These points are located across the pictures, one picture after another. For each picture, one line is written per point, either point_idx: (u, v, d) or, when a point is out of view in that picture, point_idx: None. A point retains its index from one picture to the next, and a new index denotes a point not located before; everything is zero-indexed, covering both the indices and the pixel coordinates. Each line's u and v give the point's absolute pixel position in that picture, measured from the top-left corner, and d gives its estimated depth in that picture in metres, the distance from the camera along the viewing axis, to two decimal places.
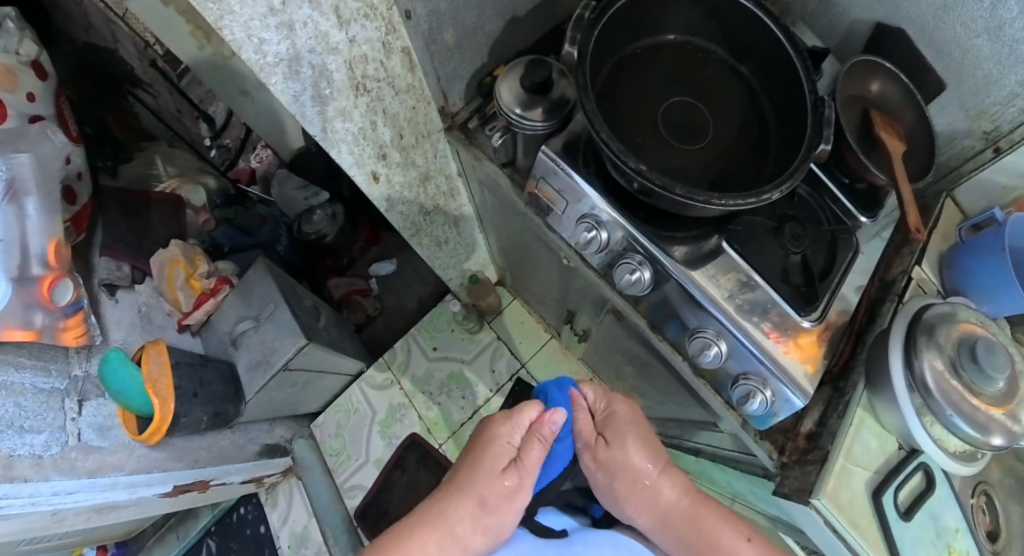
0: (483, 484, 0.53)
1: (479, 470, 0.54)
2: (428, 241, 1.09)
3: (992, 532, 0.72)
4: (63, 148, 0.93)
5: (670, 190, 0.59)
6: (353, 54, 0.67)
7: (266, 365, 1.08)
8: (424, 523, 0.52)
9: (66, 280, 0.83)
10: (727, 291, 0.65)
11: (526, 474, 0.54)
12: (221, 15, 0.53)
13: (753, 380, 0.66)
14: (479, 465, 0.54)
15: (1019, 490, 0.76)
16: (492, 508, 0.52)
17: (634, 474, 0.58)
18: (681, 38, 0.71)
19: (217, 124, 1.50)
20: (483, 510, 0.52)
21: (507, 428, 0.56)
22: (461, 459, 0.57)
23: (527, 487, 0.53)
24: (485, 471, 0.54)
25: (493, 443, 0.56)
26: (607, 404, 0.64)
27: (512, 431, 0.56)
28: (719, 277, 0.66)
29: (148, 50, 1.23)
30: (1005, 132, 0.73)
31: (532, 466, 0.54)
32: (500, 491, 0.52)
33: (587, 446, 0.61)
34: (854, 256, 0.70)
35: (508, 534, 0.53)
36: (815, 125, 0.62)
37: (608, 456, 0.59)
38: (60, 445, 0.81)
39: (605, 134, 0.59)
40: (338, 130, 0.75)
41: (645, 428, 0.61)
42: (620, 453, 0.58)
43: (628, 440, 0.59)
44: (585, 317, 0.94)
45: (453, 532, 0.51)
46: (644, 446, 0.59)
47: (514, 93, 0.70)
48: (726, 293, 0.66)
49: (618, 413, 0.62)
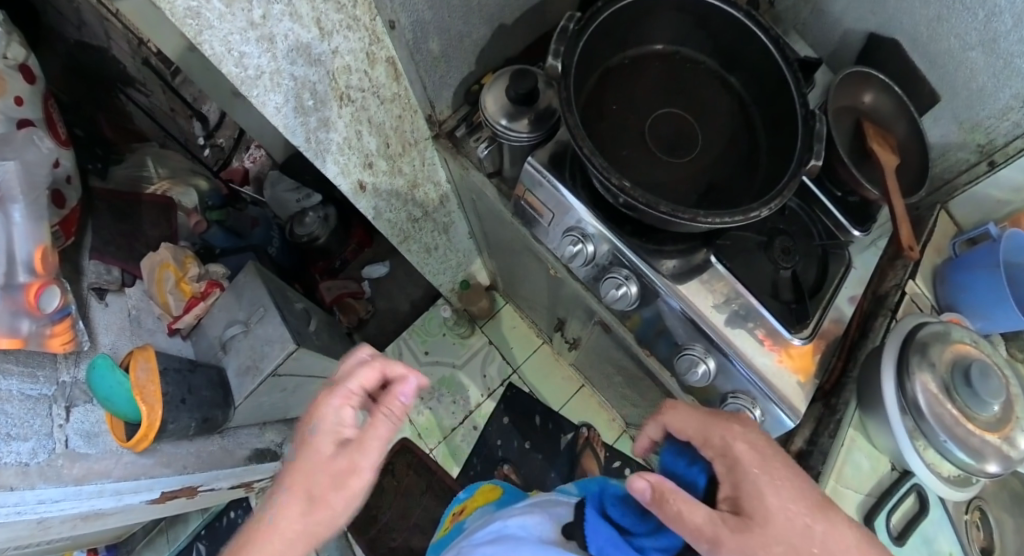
0: (312, 475, 0.51)
1: (309, 458, 0.51)
2: (418, 247, 1.08)
3: (986, 550, 0.71)
4: (50, 154, 0.92)
5: (654, 208, 0.57)
6: (336, 65, 0.67)
7: (255, 370, 1.07)
8: (255, 530, 0.50)
9: (53, 287, 0.83)
10: (721, 297, 0.64)
11: (359, 453, 0.51)
12: (199, 31, 0.53)
13: (742, 398, 0.65)
14: (307, 453, 0.52)
15: (1013, 506, 0.75)
16: (322, 500, 0.50)
17: (794, 538, 0.46)
18: (670, 49, 0.70)
19: (210, 123, 1.51)
20: (313, 505, 0.50)
21: (338, 402, 0.53)
22: (292, 448, 0.54)
23: (358, 466, 0.51)
24: (314, 458, 0.51)
25: (320, 422, 0.52)
26: (723, 445, 0.52)
27: (347, 405, 0.53)
28: (713, 283, 0.64)
29: (141, 48, 1.25)
30: (1000, 145, 0.72)
31: (371, 445, 0.51)
32: (326, 481, 0.51)
33: (716, 528, 0.46)
34: (846, 270, 0.68)
35: (347, 516, 0.52)
36: (805, 138, 0.60)
37: (755, 536, 0.46)
38: (47, 453, 0.81)
39: (588, 148, 0.57)
40: (322, 140, 0.74)
41: (777, 469, 0.49)
42: (764, 519, 0.46)
43: (767, 500, 0.47)
44: (574, 326, 0.93)
45: (281, 532, 0.50)
46: (787, 495, 0.48)
47: (500, 103, 0.69)
48: (721, 299, 0.64)
49: (740, 458, 0.50)
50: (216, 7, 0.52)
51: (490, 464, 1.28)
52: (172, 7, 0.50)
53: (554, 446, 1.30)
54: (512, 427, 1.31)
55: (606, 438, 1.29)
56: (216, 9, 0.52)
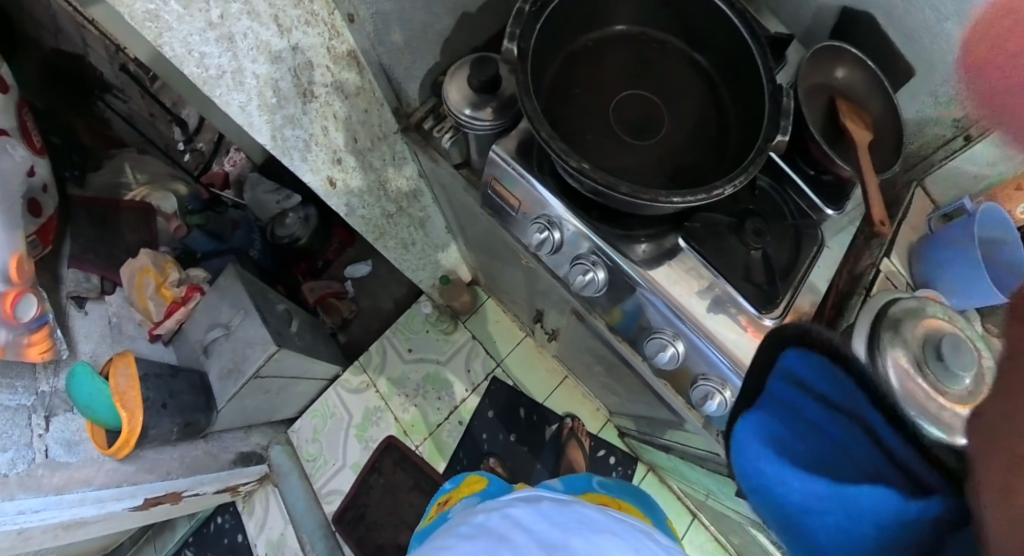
0: None
1: None
2: (394, 243, 1.08)
3: None
4: (24, 161, 0.91)
5: (615, 190, 0.57)
6: (297, 61, 0.68)
7: (237, 373, 1.06)
8: None
9: (29, 295, 0.82)
10: (703, 284, 0.63)
11: None
12: (160, 33, 0.55)
13: (712, 381, 0.64)
14: None
15: None
16: None
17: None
18: (634, 29, 0.69)
19: (190, 128, 1.44)
20: None
21: None
22: None
23: None
24: None
25: None
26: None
27: None
28: (693, 272, 0.64)
29: (118, 54, 1.20)
30: (975, 119, 0.71)
31: None
32: None
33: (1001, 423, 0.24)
34: (819, 250, 0.67)
35: None
36: (772, 115, 0.59)
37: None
38: (26, 462, 0.81)
39: (546, 132, 0.57)
40: (289, 138, 0.76)
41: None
42: None
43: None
44: (552, 316, 0.92)
45: None
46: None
47: (463, 93, 0.69)
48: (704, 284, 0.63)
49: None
50: (175, 9, 0.53)
51: (476, 457, 1.28)
52: (133, 12, 0.52)
53: (539, 438, 1.30)
54: (497, 422, 1.31)
55: (590, 428, 1.29)
56: (175, 11, 0.54)
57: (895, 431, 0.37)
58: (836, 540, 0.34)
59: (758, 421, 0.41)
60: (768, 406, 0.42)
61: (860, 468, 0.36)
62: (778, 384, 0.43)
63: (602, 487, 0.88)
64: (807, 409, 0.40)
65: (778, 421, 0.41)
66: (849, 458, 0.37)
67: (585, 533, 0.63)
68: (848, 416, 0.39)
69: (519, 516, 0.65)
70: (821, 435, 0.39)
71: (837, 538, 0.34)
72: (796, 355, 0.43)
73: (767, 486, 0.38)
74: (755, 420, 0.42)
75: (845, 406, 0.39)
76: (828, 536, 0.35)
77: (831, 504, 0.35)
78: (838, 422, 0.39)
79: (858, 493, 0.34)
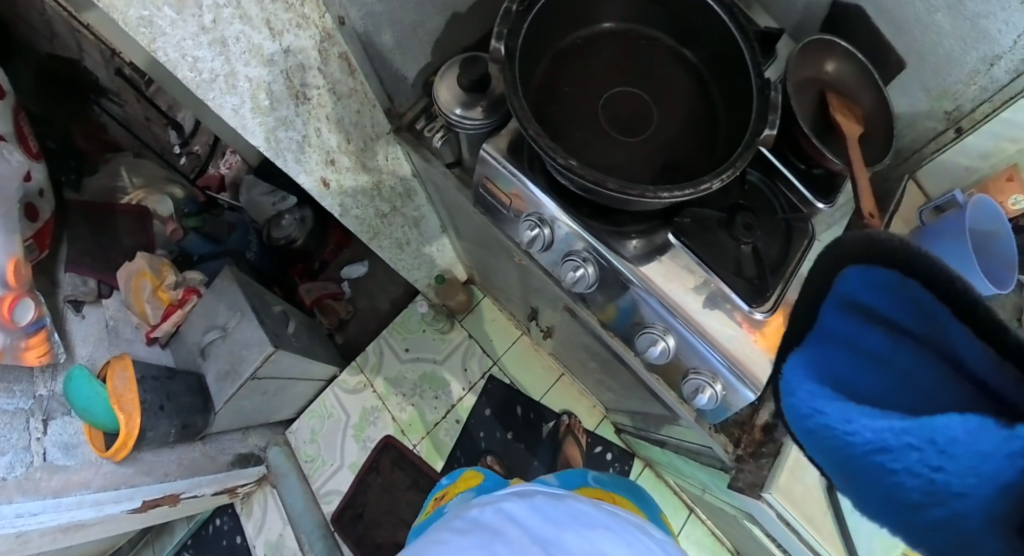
0: None
1: None
2: (389, 242, 1.08)
3: None
4: (21, 166, 0.91)
5: (602, 186, 0.57)
6: (289, 64, 0.68)
7: (234, 374, 1.06)
8: None
9: (26, 299, 0.82)
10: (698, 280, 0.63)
11: None
12: (153, 38, 0.55)
13: (703, 374, 0.64)
14: None
15: None
16: None
17: None
18: (623, 26, 0.69)
19: (186, 131, 1.42)
20: None
21: None
22: None
23: None
24: None
25: None
26: None
27: None
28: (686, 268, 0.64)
29: (115, 59, 1.19)
30: (966, 111, 0.71)
31: None
32: None
33: None
34: (810, 243, 0.66)
35: None
36: (760, 109, 0.59)
37: None
38: (24, 466, 0.81)
39: (534, 129, 0.57)
40: (281, 139, 0.76)
41: None
42: None
43: None
44: (547, 314, 0.92)
45: None
46: None
47: (453, 93, 0.70)
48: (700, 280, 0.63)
49: None
50: (168, 15, 0.54)
51: (473, 456, 1.28)
52: (125, 18, 0.52)
53: (536, 435, 1.30)
54: (494, 420, 1.31)
55: (587, 425, 1.29)
56: (168, 16, 0.54)
57: (965, 325, 0.27)
58: (922, 484, 0.27)
59: (808, 356, 0.32)
60: (819, 338, 0.33)
61: (954, 403, 0.28)
62: (831, 309, 0.33)
63: (598, 483, 0.88)
64: (864, 329, 0.31)
65: (829, 352, 0.32)
66: (920, 391, 0.29)
67: (578, 528, 0.63)
68: (922, 341, 0.29)
69: (512, 511, 0.65)
70: (887, 365, 0.30)
71: (923, 484, 0.27)
72: (858, 276, 0.31)
73: (824, 430, 0.30)
74: (804, 356, 0.32)
75: (915, 327, 0.30)
76: (910, 482, 0.28)
77: (916, 440, 0.27)
78: (905, 347, 0.30)
79: (948, 423, 0.26)
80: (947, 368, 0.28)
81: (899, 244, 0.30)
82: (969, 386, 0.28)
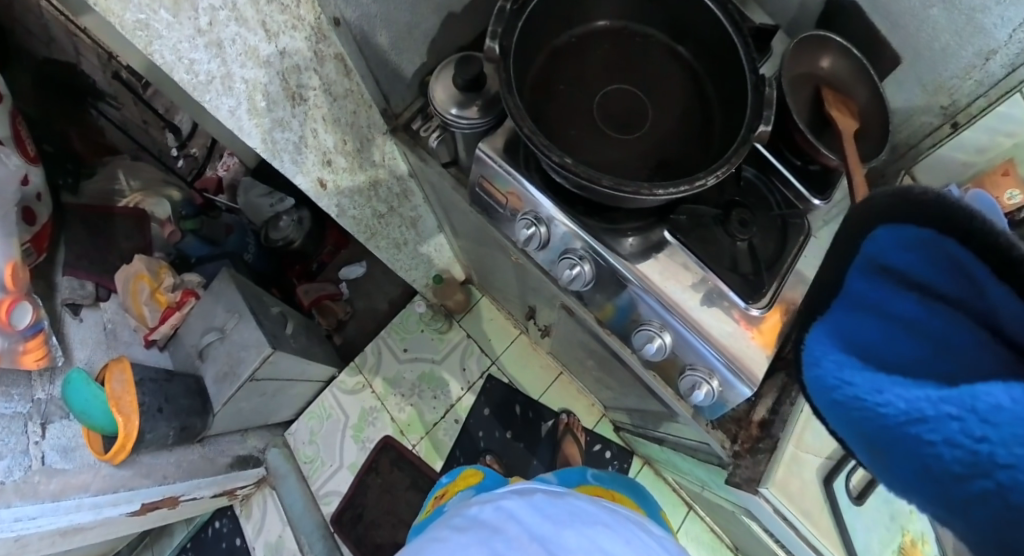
0: None
1: None
2: (386, 243, 1.08)
3: None
4: (19, 170, 0.91)
5: (597, 183, 0.57)
6: (285, 65, 0.68)
7: (232, 376, 1.06)
8: None
9: (24, 303, 0.82)
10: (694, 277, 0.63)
11: None
12: (149, 41, 0.55)
13: (699, 371, 0.64)
14: None
15: None
16: None
17: None
18: (617, 24, 0.69)
19: (183, 133, 1.44)
20: None
21: None
22: None
23: None
24: None
25: None
26: None
27: None
28: (682, 266, 0.64)
29: (111, 62, 1.20)
30: (962, 106, 0.71)
31: None
32: None
33: None
34: (805, 240, 0.67)
35: None
36: (755, 105, 0.59)
37: None
38: (22, 470, 0.81)
39: (528, 128, 0.57)
40: (278, 140, 0.75)
41: None
42: None
43: None
44: (544, 312, 0.92)
45: None
46: None
47: (448, 92, 0.70)
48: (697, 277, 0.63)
49: None
50: (164, 17, 0.54)
51: (473, 455, 1.28)
52: (122, 21, 0.52)
53: (535, 434, 1.30)
54: (493, 419, 1.31)
55: (585, 423, 1.29)
56: (165, 19, 0.54)
57: (1003, 284, 0.26)
58: (962, 455, 0.25)
59: (835, 330, 0.36)
60: (849, 305, 0.35)
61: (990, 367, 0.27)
62: (861, 282, 0.35)
63: (596, 480, 0.88)
64: (898, 300, 0.32)
65: (863, 322, 0.34)
66: (955, 358, 0.28)
67: (576, 525, 0.63)
68: (956, 305, 0.29)
69: (511, 508, 0.65)
70: (919, 329, 0.31)
71: (965, 455, 0.25)
72: (886, 238, 0.32)
73: (856, 401, 0.32)
74: (829, 327, 0.36)
75: (953, 294, 0.29)
76: (949, 454, 0.26)
77: (954, 409, 0.26)
78: (939, 312, 0.30)
79: (989, 390, 0.25)
80: (984, 334, 0.28)
81: (924, 194, 0.29)
82: (1008, 351, 0.27)
